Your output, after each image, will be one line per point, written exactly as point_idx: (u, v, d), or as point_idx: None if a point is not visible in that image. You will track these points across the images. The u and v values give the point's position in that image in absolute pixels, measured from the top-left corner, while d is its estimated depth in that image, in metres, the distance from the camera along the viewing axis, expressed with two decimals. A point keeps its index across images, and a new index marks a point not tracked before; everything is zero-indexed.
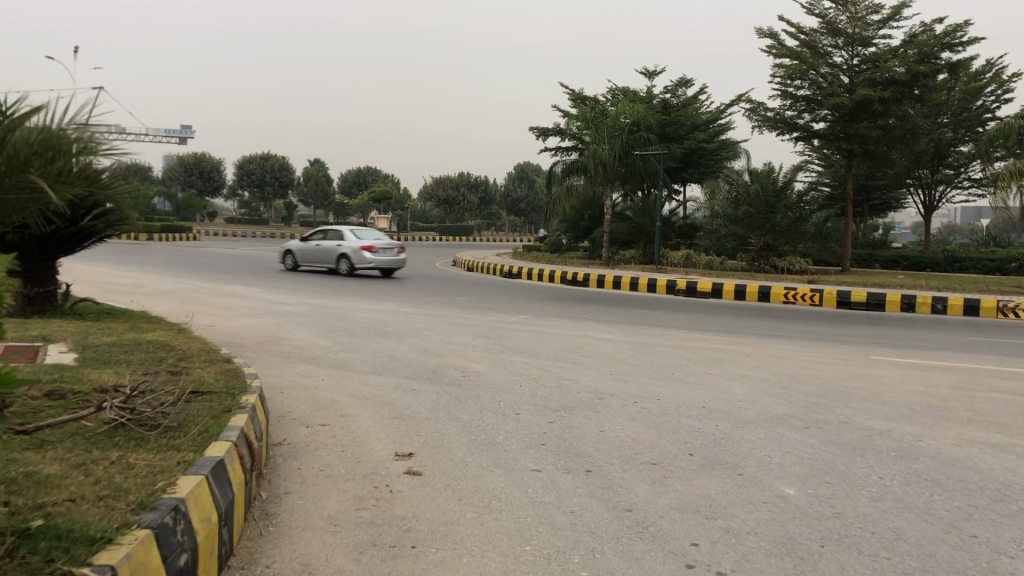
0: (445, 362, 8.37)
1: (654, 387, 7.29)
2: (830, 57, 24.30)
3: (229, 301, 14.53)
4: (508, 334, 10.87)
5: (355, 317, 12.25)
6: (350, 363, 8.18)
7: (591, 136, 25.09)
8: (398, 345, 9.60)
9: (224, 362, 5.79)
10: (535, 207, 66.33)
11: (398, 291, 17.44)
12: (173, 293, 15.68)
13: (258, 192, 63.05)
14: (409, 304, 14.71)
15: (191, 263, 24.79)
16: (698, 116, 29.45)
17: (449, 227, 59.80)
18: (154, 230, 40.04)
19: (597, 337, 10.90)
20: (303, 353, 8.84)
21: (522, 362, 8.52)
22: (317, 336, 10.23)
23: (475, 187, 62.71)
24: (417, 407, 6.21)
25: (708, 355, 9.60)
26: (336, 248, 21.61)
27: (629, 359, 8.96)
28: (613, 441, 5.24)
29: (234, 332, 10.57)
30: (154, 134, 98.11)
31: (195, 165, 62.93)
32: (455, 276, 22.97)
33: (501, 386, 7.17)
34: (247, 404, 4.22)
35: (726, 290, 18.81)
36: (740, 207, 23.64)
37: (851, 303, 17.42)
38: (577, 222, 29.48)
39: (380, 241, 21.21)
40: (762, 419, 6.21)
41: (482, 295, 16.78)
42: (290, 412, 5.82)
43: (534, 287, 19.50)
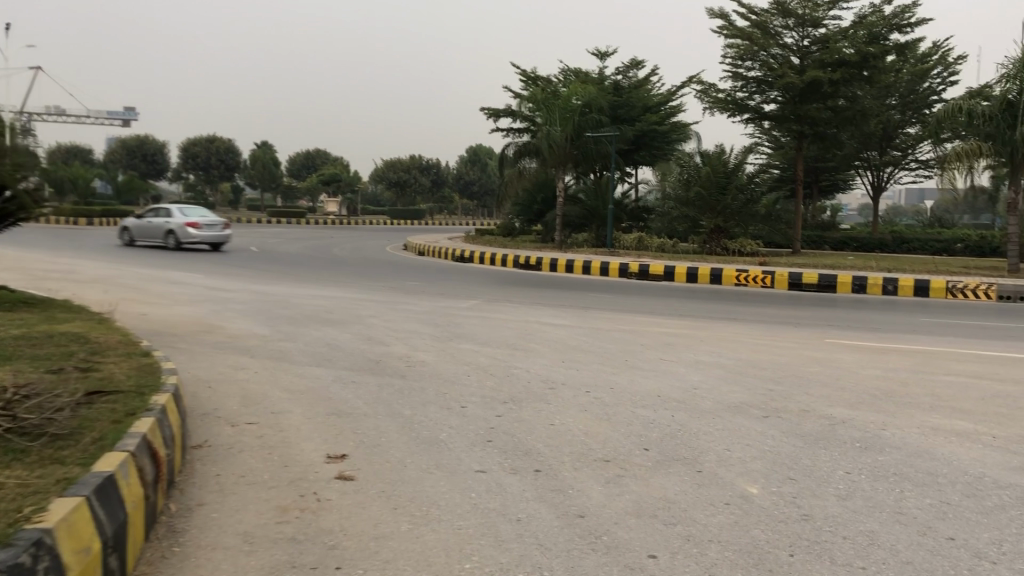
0: (388, 352, 7.96)
1: (605, 375, 6.97)
2: (780, 37, 24.11)
3: (165, 288, 13.89)
4: (457, 320, 10.49)
5: (297, 304, 11.75)
6: (287, 354, 7.74)
7: (542, 117, 24.77)
8: (340, 333, 9.17)
9: (143, 356, 5.32)
10: (487, 189, 65.85)
11: (345, 276, 16.94)
12: (106, 280, 15.03)
13: (203, 176, 61.58)
14: (355, 289, 14.24)
15: (129, 248, 23.89)
16: (650, 97, 29.21)
17: (400, 209, 59.09)
18: (94, 214, 38.84)
19: (548, 323, 10.57)
20: (238, 342, 8.37)
21: (469, 350, 8.16)
22: (255, 324, 9.74)
23: (427, 170, 62.21)
24: (355, 401, 5.80)
25: (662, 340, 9.32)
26: (165, 224, 23.13)
27: (581, 345, 8.64)
28: (564, 436, 4.90)
29: (167, 321, 10.02)
30: (96, 115, 95.43)
31: (137, 147, 61.18)
32: (405, 260, 22.50)
33: (446, 376, 6.79)
34: (156, 405, 3.77)
35: (678, 273, 18.61)
36: (691, 189, 23.46)
37: (803, 285, 17.35)
38: (529, 205, 29.00)
39: (203, 217, 22.86)
40: (720, 409, 5.92)
41: (431, 280, 16.36)
42: (215, 409, 5.37)
43: (485, 272, 19.11)
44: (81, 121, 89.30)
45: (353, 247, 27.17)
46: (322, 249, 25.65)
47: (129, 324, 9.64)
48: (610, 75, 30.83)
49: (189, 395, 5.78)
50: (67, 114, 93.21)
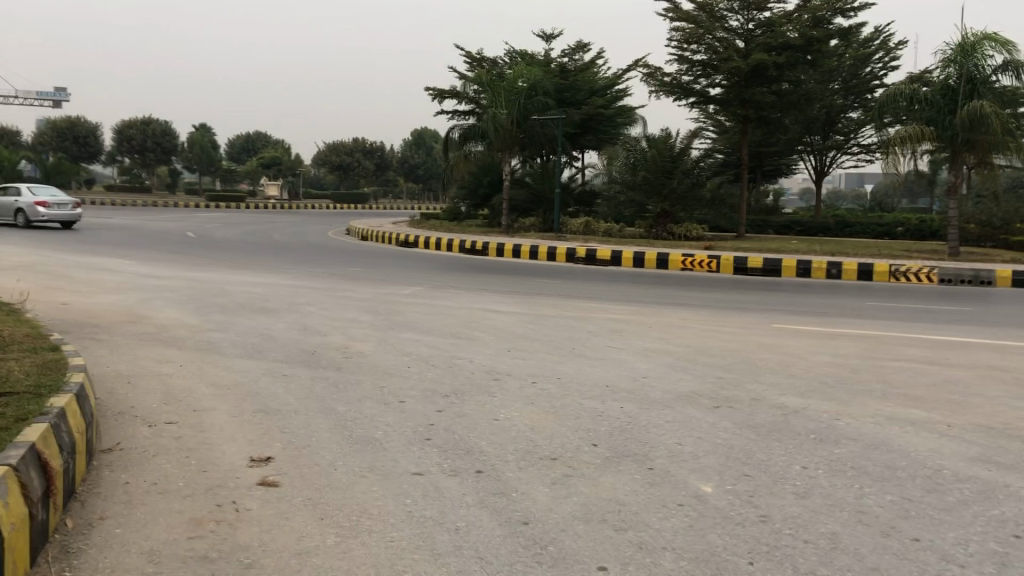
0: (325, 342, 7.61)
1: (551, 364, 6.71)
2: (725, 21, 24.12)
3: (93, 275, 13.25)
4: (398, 307, 10.14)
5: (232, 292, 11.26)
6: (217, 345, 7.33)
7: (488, 99, 24.37)
8: (275, 322, 8.76)
9: (52, 350, 4.89)
10: (432, 173, 65.18)
11: (284, 262, 16.41)
12: (29, 267, 14.29)
13: (140, 159, 59.79)
14: (293, 276, 13.77)
15: (58, 234, 22.91)
16: (596, 81, 29.13)
17: (344, 193, 58.13)
18: None
19: (492, 310, 10.29)
20: (165, 334, 7.91)
21: (410, 339, 7.83)
22: (184, 314, 9.27)
23: (371, 154, 61.18)
24: (286, 397, 5.44)
25: (609, 326, 9.10)
26: (16, 204, 23.82)
27: (526, 333, 8.37)
28: (507, 432, 4.62)
29: (90, 310, 9.49)
30: (24, 95, 92.01)
31: (69, 130, 59.12)
32: (347, 245, 21.97)
33: (385, 368, 6.47)
34: (54, 408, 3.39)
35: (625, 257, 18.45)
36: (638, 173, 23.35)
37: (748, 269, 17.32)
38: (475, 189, 28.72)
39: (54, 198, 23.59)
40: (670, 399, 5.70)
41: (374, 265, 15.94)
42: (132, 408, 4.97)
43: (430, 257, 18.75)
44: (8, 102, 85.97)
45: (294, 232, 26.50)
46: (261, 235, 24.94)
47: (50, 314, 9.09)
48: (556, 58, 30.62)
49: (105, 392, 5.36)
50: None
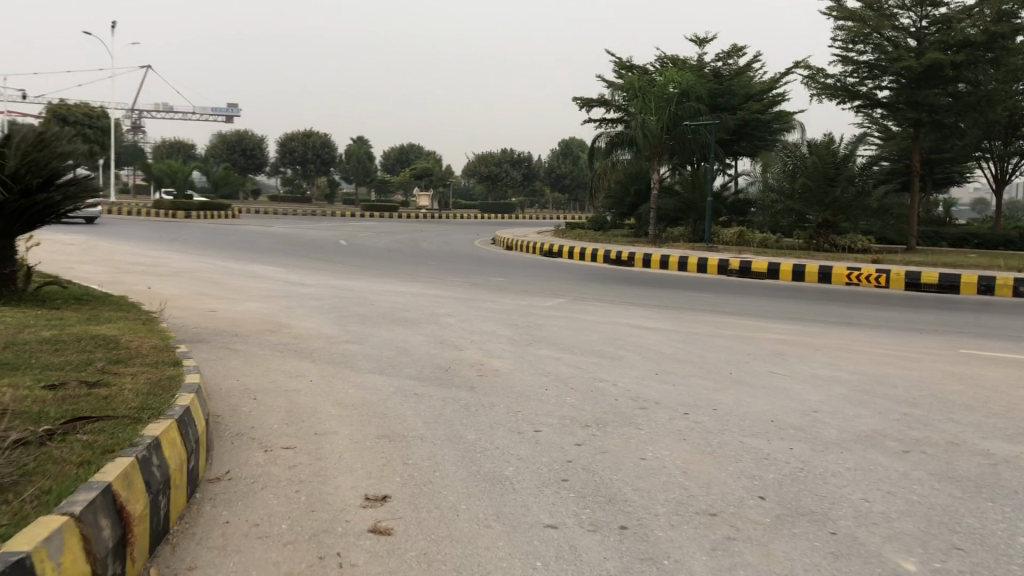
0: (461, 357, 7.19)
1: (706, 394, 6.02)
2: (896, 19, 22.44)
3: (244, 282, 13.47)
4: (539, 321, 9.66)
5: (374, 302, 11.11)
6: (350, 358, 7.04)
7: (636, 106, 23.68)
8: (412, 334, 8.44)
9: (173, 366, 4.61)
10: (580, 183, 64.74)
11: (428, 271, 16.27)
12: (188, 273, 14.78)
13: (300, 170, 62.30)
14: (437, 285, 13.57)
15: (219, 241, 23.83)
16: (753, 85, 27.79)
17: (492, 203, 58.62)
18: (192, 207, 39.52)
19: (640, 325, 9.64)
20: (300, 344, 7.71)
21: (550, 357, 7.31)
22: (324, 323, 9.11)
23: (519, 163, 60.94)
24: (414, 420, 5.02)
25: (769, 348, 8.27)
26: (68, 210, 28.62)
27: (676, 354, 7.71)
28: (657, 476, 4.01)
29: (234, 318, 9.49)
30: (200, 110, 98.59)
31: (237, 143, 62.39)
32: (492, 254, 21.79)
33: (523, 389, 5.96)
34: (146, 439, 3.02)
35: (783, 271, 17.30)
36: (797, 181, 22.05)
37: (922, 285, 15.81)
38: (622, 198, 27.86)
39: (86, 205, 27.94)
40: (847, 441, 4.91)
41: (518, 276, 15.54)
42: (252, 429, 4.65)
43: (575, 267, 18.24)
44: (187, 120, 92.62)
45: (441, 241, 26.65)
46: (410, 243, 25.21)
47: (196, 321, 9.13)
48: (710, 62, 29.66)
49: (228, 409, 5.09)
50: (173, 111, 96.73)
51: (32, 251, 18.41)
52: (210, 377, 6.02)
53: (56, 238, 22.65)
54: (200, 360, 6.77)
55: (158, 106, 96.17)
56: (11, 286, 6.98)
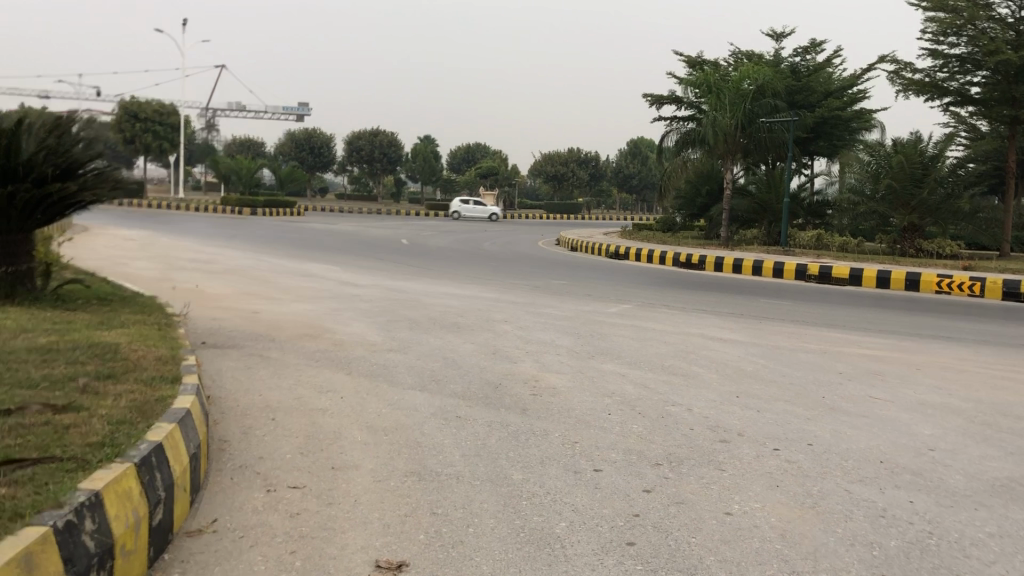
0: (515, 371, 6.43)
1: (797, 427, 5.13)
2: (992, 10, 20.95)
3: (296, 281, 12.91)
4: (603, 330, 8.82)
5: (427, 304, 10.43)
6: (392, 370, 6.33)
7: (710, 103, 22.68)
8: (462, 342, 7.69)
9: (171, 385, 3.93)
10: (647, 182, 63.51)
11: (487, 273, 15.52)
12: (239, 271, 14.33)
13: (367, 168, 61.98)
14: (495, 287, 12.84)
15: (280, 238, 23.46)
16: (833, 82, 26.53)
17: (558, 203, 57.67)
18: (258, 203, 39.58)
19: (714, 336, 8.73)
20: (340, 352, 7.03)
21: (614, 374, 6.49)
22: (370, 328, 8.43)
23: (585, 163, 59.65)
24: (452, 450, 4.26)
25: (865, 367, 7.30)
26: None
27: (757, 372, 6.82)
28: (747, 542, 3.18)
29: (276, 320, 8.89)
30: (271, 108, 99.92)
31: (306, 141, 62.45)
32: (556, 255, 20.99)
33: (581, 414, 5.16)
34: (83, 495, 2.32)
35: (866, 277, 16.12)
36: (881, 182, 20.74)
37: (1021, 295, 14.37)
38: (693, 198, 26.81)
39: None
40: (980, 492, 3.98)
41: (581, 278, 14.69)
42: (260, 460, 3.95)
43: (642, 270, 17.31)
44: (258, 120, 93.96)
45: (504, 242, 25.96)
46: (472, 243, 24.53)
47: (235, 323, 8.54)
48: (786, 58, 28.42)
49: (239, 432, 4.40)
50: (246, 110, 98.15)
51: (91, 246, 18.26)
52: (231, 391, 5.37)
53: (120, 233, 22.59)
54: (226, 369, 6.13)
55: (230, 105, 97.59)
56: (27, 284, 6.49)
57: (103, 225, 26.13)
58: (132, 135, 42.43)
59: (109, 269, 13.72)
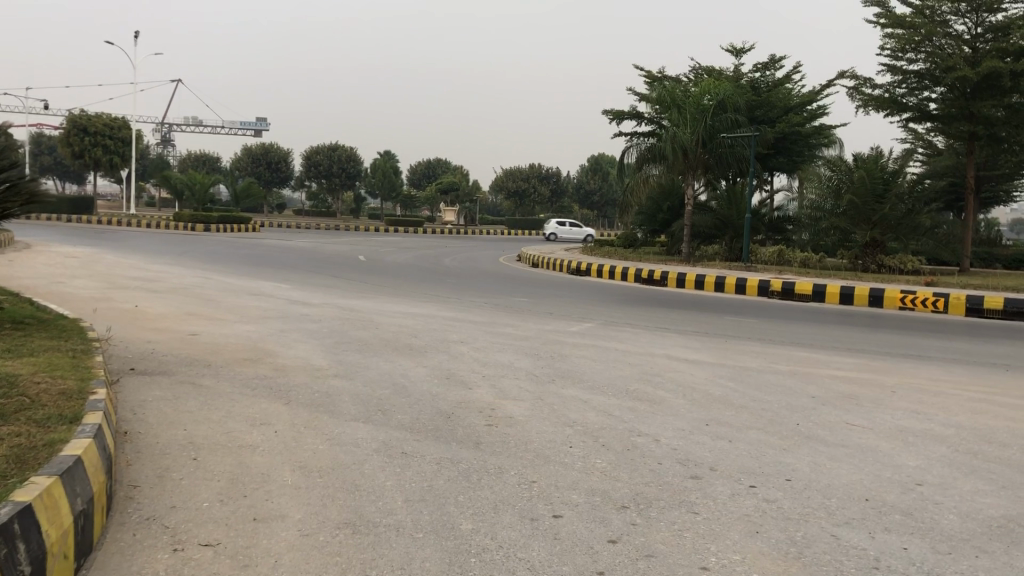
0: (468, 398, 5.96)
1: (773, 458, 4.74)
2: (949, 26, 21.08)
3: (242, 301, 12.31)
4: (564, 351, 8.40)
5: (379, 324, 9.93)
6: (335, 398, 5.84)
7: (671, 118, 22.52)
8: (414, 365, 7.22)
9: (69, 425, 3.41)
10: (608, 199, 63.49)
11: (444, 290, 15.03)
12: (185, 290, 13.71)
13: (326, 184, 61.07)
14: (452, 305, 12.35)
15: (232, 255, 22.72)
16: (792, 97, 26.58)
17: (519, 219, 57.30)
18: (213, 219, 38.68)
19: (681, 357, 8.35)
20: (279, 379, 6.50)
21: (576, 400, 6.06)
22: (316, 350, 7.92)
23: (546, 179, 59.48)
24: (394, 495, 3.78)
25: (838, 390, 6.94)
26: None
27: (726, 396, 6.43)
28: None
29: (216, 343, 8.32)
30: (228, 124, 98.56)
31: (263, 156, 61.54)
32: (516, 272, 20.59)
33: (540, 447, 4.72)
34: None
35: (829, 293, 15.92)
36: (843, 197, 20.59)
37: (984, 311, 14.21)
38: (654, 214, 26.59)
39: None
40: (979, 536, 3.60)
41: (541, 296, 14.28)
42: (172, 510, 3.45)
43: (604, 287, 16.96)
44: (215, 136, 92.61)
45: (464, 258, 25.52)
46: (431, 260, 24.03)
47: (171, 346, 7.98)
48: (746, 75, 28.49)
49: (153, 476, 3.88)
50: (203, 125, 96.59)
51: (30, 263, 17.51)
52: (152, 426, 4.83)
53: (63, 249, 21.77)
54: (151, 400, 5.58)
55: (186, 119, 96.01)
56: None
57: (48, 241, 25.19)
58: (82, 150, 41.42)
59: (44, 289, 13.00)
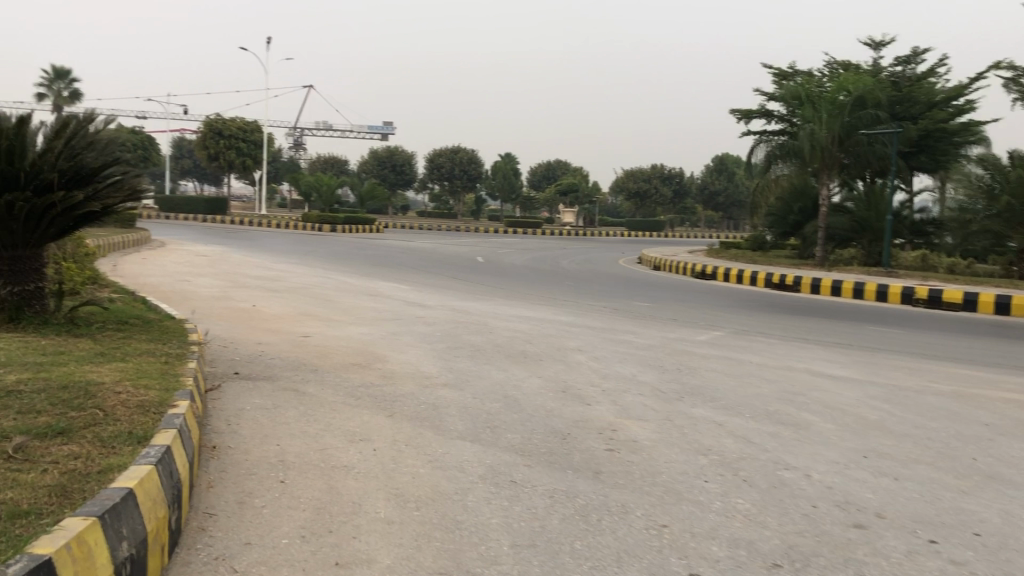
0: (587, 416, 5.37)
1: (952, 504, 3.95)
2: None
3: (358, 302, 12.13)
4: (692, 363, 7.70)
5: (493, 328, 9.47)
6: (442, 411, 5.37)
7: (805, 115, 21.31)
8: (528, 375, 6.70)
9: (134, 448, 3.00)
10: (734, 200, 61.58)
11: (562, 294, 14.47)
12: (303, 290, 13.66)
13: (448, 186, 61.66)
14: (570, 310, 11.80)
15: (353, 255, 22.89)
16: (937, 91, 24.75)
17: (640, 220, 56.12)
18: (338, 220, 39.44)
19: (823, 372, 7.52)
20: (386, 387, 6.10)
21: (710, 424, 5.39)
22: (426, 357, 7.49)
23: (669, 179, 58.18)
24: (500, 539, 3.23)
25: (1016, 418, 5.97)
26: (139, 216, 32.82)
27: (884, 422, 5.61)
28: None
29: (326, 346, 8.04)
30: (356, 128, 101.10)
31: (387, 158, 62.74)
32: (638, 275, 19.87)
33: (671, 484, 4.09)
34: None
35: (982, 303, 14.48)
36: (996, 199, 18.86)
37: None
38: (785, 217, 24.83)
39: None
40: None
41: (666, 301, 13.53)
42: (247, 549, 3.00)
43: (732, 292, 16.03)
44: (343, 140, 95.16)
45: (583, 260, 24.89)
46: (549, 261, 23.52)
47: (281, 349, 7.72)
48: (886, 69, 26.78)
49: (232, 503, 3.46)
50: (331, 128, 99.47)
51: (160, 261, 17.96)
52: (243, 440, 4.45)
53: (194, 248, 22.41)
54: (250, 410, 5.23)
55: (317, 123, 98.92)
56: (36, 306, 5.58)
57: (183, 240, 26.10)
58: (217, 153, 43.18)
59: (168, 286, 13.21)
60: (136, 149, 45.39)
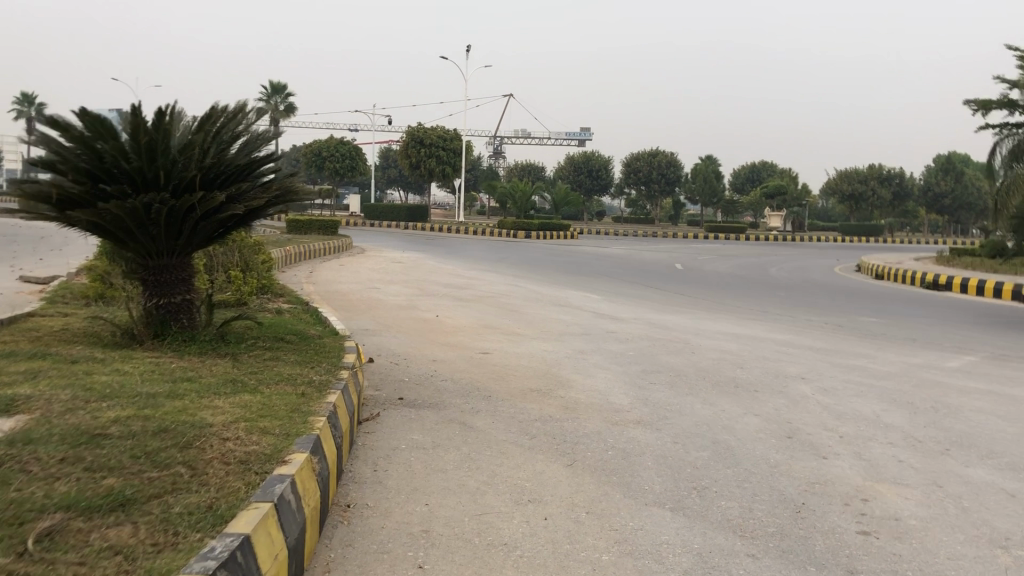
0: (826, 478, 4.11)
1: None
2: None
3: (547, 312, 11.27)
4: (948, 399, 6.19)
5: (696, 348, 8.28)
6: (635, 461, 4.29)
7: None
8: (743, 411, 5.49)
9: (201, 539, 2.15)
10: (962, 203, 55.81)
11: (771, 306, 12.96)
12: (492, 298, 12.99)
13: (645, 191, 60.08)
14: (782, 326, 10.35)
15: (548, 262, 22.19)
16: None
17: (854, 225, 51.97)
18: (533, 226, 39.00)
19: None
20: (570, 422, 5.11)
21: (998, 496, 3.98)
22: (619, 382, 6.45)
23: (888, 180, 53.47)
24: None
25: None
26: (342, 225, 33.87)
27: None
28: None
29: (505, 364, 7.18)
30: (553, 134, 101.11)
31: (584, 164, 62.14)
32: (856, 285, 17.84)
33: None
34: None
35: None
36: None
37: None
38: None
39: None
40: None
41: (895, 316, 11.72)
42: None
43: (975, 306, 13.79)
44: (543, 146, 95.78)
45: (794, 267, 22.85)
46: (755, 269, 21.80)
47: (456, 367, 6.95)
48: None
49: None
50: (531, 136, 100.55)
51: (357, 268, 17.98)
52: (384, 496, 3.57)
53: (392, 255, 22.52)
54: (404, 448, 4.39)
55: (516, 130, 99.70)
56: (184, 320, 5.05)
57: (384, 248, 26.50)
58: (418, 160, 44.12)
59: (356, 294, 12.95)
60: (345, 159, 47.14)
